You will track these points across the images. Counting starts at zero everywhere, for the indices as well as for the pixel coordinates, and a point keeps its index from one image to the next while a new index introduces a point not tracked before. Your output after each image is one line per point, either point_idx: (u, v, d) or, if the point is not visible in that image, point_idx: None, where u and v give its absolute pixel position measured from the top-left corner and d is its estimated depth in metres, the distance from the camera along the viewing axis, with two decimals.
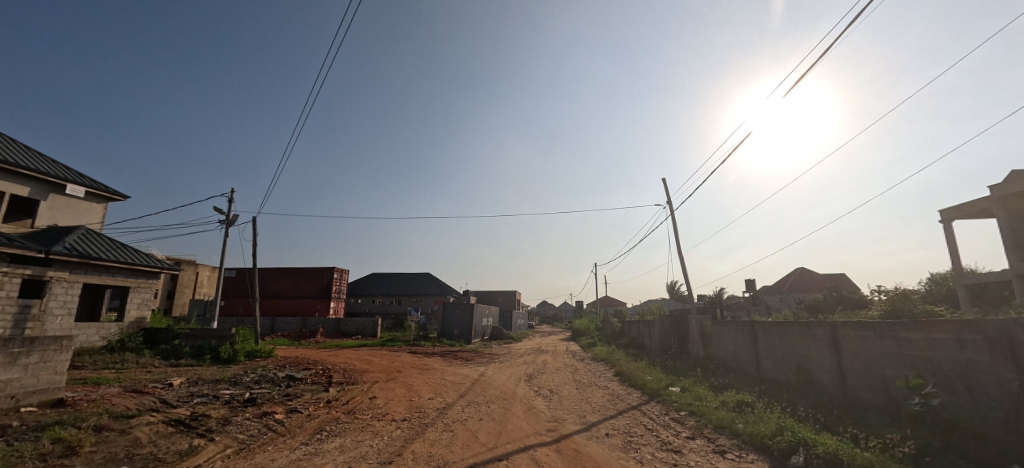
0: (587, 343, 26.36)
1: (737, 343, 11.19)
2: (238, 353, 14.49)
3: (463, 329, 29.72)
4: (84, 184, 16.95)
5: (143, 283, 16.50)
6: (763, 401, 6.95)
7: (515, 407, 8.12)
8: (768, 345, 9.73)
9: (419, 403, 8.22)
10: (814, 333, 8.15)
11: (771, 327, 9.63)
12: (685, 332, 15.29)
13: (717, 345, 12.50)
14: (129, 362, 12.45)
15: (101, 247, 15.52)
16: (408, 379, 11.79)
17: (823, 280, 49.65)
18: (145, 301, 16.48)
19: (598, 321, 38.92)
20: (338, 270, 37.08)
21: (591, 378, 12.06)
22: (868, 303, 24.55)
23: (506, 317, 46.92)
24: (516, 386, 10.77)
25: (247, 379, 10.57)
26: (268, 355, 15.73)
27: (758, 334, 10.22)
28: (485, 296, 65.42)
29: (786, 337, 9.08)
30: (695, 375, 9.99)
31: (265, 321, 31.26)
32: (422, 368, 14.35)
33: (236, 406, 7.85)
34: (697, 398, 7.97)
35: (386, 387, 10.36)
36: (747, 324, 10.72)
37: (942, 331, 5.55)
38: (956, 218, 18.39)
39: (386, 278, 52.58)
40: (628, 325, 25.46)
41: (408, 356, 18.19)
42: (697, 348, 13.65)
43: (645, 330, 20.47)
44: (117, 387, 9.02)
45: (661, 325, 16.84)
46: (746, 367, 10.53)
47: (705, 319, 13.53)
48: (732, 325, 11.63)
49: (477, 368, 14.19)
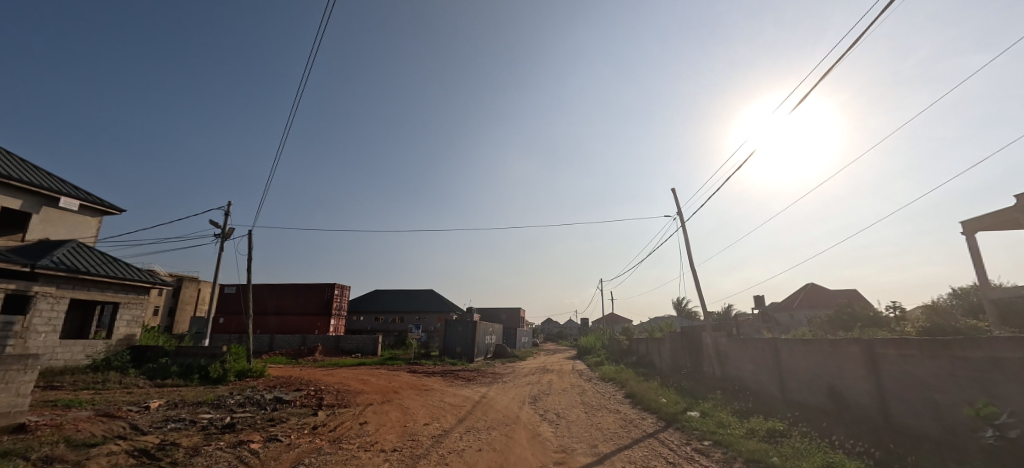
0: (594, 362, 25.41)
1: (757, 361, 10.41)
2: (228, 372, 13.80)
3: (465, 347, 28.84)
4: (79, 197, 16.63)
5: (134, 298, 15.95)
6: (799, 430, 6.19)
7: (519, 434, 7.39)
8: (792, 364, 8.98)
9: (413, 430, 7.49)
10: (846, 350, 7.44)
11: (795, 344, 8.88)
12: (698, 350, 14.46)
13: (733, 364, 11.69)
14: (111, 382, 11.81)
15: (91, 261, 15.05)
16: (405, 401, 11.01)
17: (834, 296, 48.46)
18: (135, 317, 15.90)
19: (604, 338, 37.87)
20: (339, 286, 36.49)
21: (600, 400, 11.23)
22: (886, 320, 23.53)
23: (511, 334, 45.91)
24: (520, 410, 9.98)
25: (231, 401, 9.88)
26: (260, 374, 15.02)
27: (780, 352, 9.46)
28: (489, 313, 64.34)
29: (813, 356, 8.33)
30: (714, 398, 9.19)
31: (263, 339, 30.54)
32: (421, 388, 13.55)
33: (211, 433, 7.16)
34: (720, 425, 7.19)
35: (380, 411, 9.59)
36: (767, 341, 9.97)
37: (1007, 350, 4.85)
38: (978, 229, 17.59)
39: (387, 295, 51.77)
40: (637, 342, 24.52)
41: (407, 375, 17.37)
42: (712, 367, 12.81)
43: (655, 348, 19.58)
44: (89, 411, 8.37)
45: (672, 343, 15.99)
46: (769, 389, 9.74)
47: (719, 336, 12.76)
48: (750, 342, 10.87)
49: (479, 389, 13.41)
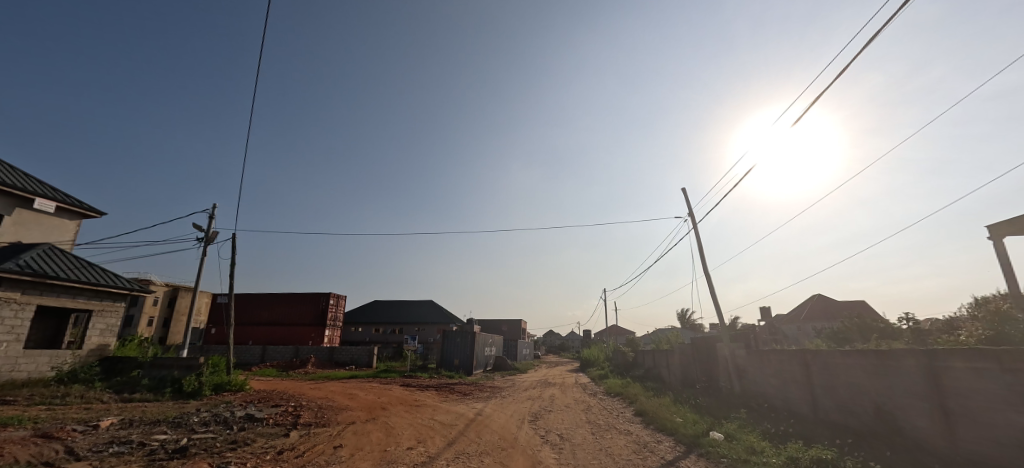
0: (598, 375, 24.18)
1: (783, 376, 9.38)
2: (204, 386, 12.79)
3: (463, 359, 27.66)
4: (57, 199, 15.83)
5: (109, 306, 14.99)
6: (852, 460, 5.18)
7: (515, 461, 6.35)
8: (827, 379, 8.01)
9: (393, 456, 6.46)
10: (896, 364, 6.49)
11: (831, 357, 7.91)
12: (711, 363, 13.37)
13: (753, 378, 10.67)
14: (71, 397, 10.79)
15: (64, 265, 14.14)
16: (390, 420, 9.92)
17: (843, 307, 47.00)
18: (109, 326, 14.89)
19: (608, 350, 36.58)
20: (334, 296, 35.48)
21: (608, 418, 10.15)
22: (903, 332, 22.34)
23: (512, 346, 44.63)
24: (518, 430, 8.89)
25: (194, 419, 8.80)
26: (240, 387, 14.00)
27: (812, 366, 8.46)
28: (489, 324, 62.97)
29: (854, 370, 7.35)
30: (739, 418, 8.13)
31: (255, 350, 29.39)
32: (411, 404, 12.44)
33: (155, 459, 6.11)
34: (752, 451, 6.13)
35: (360, 432, 8.50)
36: (795, 353, 8.98)
37: None
38: (1006, 234, 16.51)
39: (387, 306, 50.56)
40: (643, 354, 23.29)
41: (399, 389, 16.24)
42: (730, 382, 11.73)
43: (663, 360, 18.37)
44: (25, 431, 7.34)
45: (684, 355, 14.91)
46: (800, 407, 8.70)
47: (737, 348, 11.72)
48: (772, 353, 9.86)
49: (474, 405, 12.29)
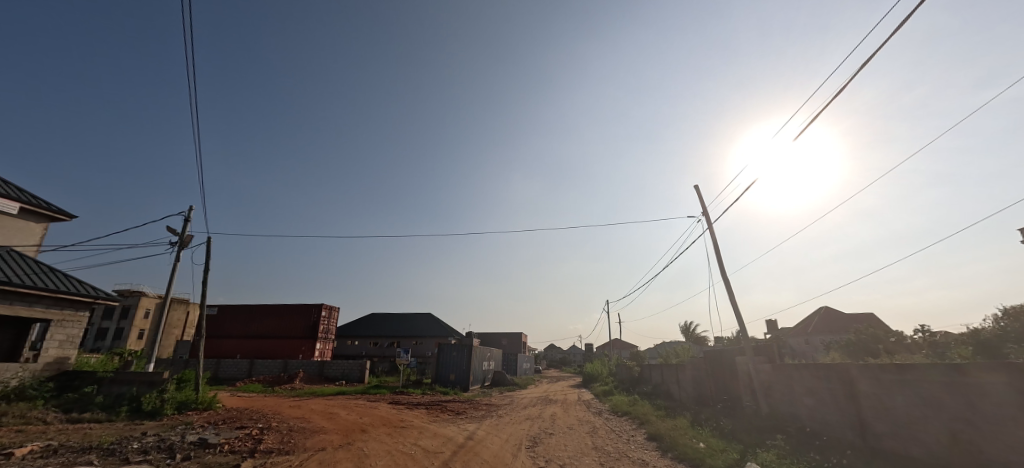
0: (602, 391, 22.79)
1: (821, 395, 8.18)
2: (166, 405, 11.52)
3: (459, 375, 26.21)
4: (20, 200, 14.76)
5: (72, 315, 13.79)
6: None
7: None
8: (878, 398, 6.84)
9: None
10: (979, 381, 5.35)
11: (886, 373, 6.73)
12: (730, 378, 12.13)
13: (781, 397, 9.45)
14: (9, 417, 9.50)
15: (21, 271, 12.95)
16: (367, 446, 8.57)
17: (851, 320, 45.50)
18: (69, 338, 13.64)
19: (611, 365, 35.05)
20: (327, 308, 34.25)
21: (616, 444, 8.87)
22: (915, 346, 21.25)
23: (512, 361, 43.23)
24: (512, 459, 7.58)
25: (134, 446, 7.50)
26: (207, 405, 12.71)
27: (859, 383, 7.28)
28: (489, 339, 61.44)
29: (915, 390, 6.21)
30: (776, 447, 6.86)
31: (242, 363, 27.99)
32: (395, 426, 11.11)
33: None
34: None
35: (327, 462, 7.19)
36: (835, 367, 7.82)
37: None
38: None
39: (384, 319, 49.02)
40: (650, 369, 21.92)
41: (385, 408, 14.81)
42: (754, 401, 10.46)
43: (673, 376, 16.99)
44: None
45: (697, 370, 13.67)
46: (846, 432, 7.47)
47: (761, 362, 10.49)
48: (805, 368, 8.67)
49: (466, 426, 10.99)
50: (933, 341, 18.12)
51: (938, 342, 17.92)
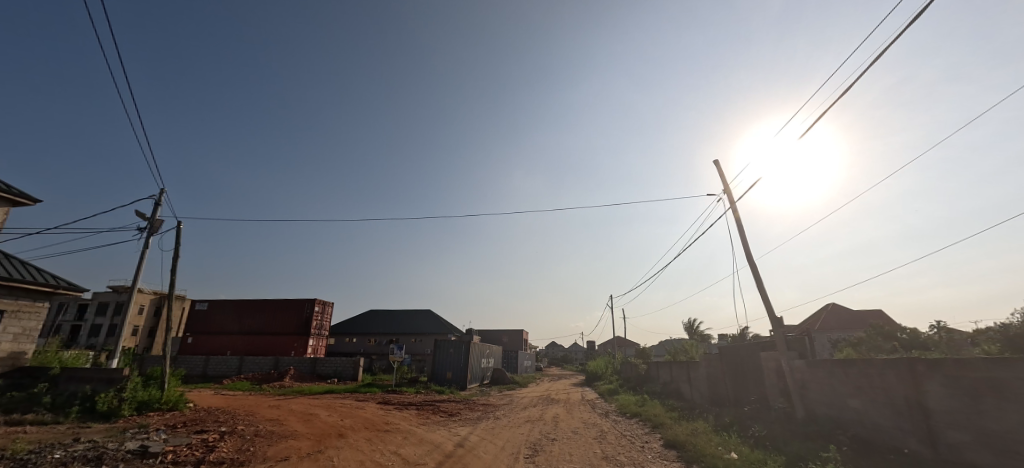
0: (607, 390, 21.58)
1: (873, 395, 6.94)
2: (123, 405, 10.34)
3: (456, 373, 25.01)
4: None
5: (27, 306, 12.54)
6: None
7: None
8: (954, 402, 5.62)
9: None
10: None
11: (968, 370, 5.45)
12: (756, 376, 10.89)
13: (819, 399, 8.25)
14: None
15: None
16: (339, 454, 7.35)
17: (859, 318, 44.15)
18: (25, 331, 12.42)
19: (614, 362, 33.91)
20: (320, 303, 33.07)
21: (631, 452, 7.65)
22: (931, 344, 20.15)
23: (512, 358, 42.19)
24: None
25: (57, 455, 6.29)
26: (173, 405, 11.58)
27: (926, 383, 6.01)
28: (489, 337, 60.31)
29: (1005, 391, 5.01)
30: (834, 462, 5.66)
31: (231, 361, 26.78)
32: (378, 430, 9.88)
33: None
34: None
35: None
36: (892, 362, 6.58)
37: None
38: None
39: (383, 316, 47.78)
40: (657, 367, 20.67)
41: (372, 409, 13.57)
42: (786, 404, 9.22)
43: (684, 375, 15.69)
44: None
45: (713, 368, 12.43)
46: (908, 441, 6.26)
47: (793, 359, 9.23)
48: (851, 363, 7.42)
49: (457, 431, 9.74)
50: (950, 337, 17.19)
51: (956, 338, 16.99)
